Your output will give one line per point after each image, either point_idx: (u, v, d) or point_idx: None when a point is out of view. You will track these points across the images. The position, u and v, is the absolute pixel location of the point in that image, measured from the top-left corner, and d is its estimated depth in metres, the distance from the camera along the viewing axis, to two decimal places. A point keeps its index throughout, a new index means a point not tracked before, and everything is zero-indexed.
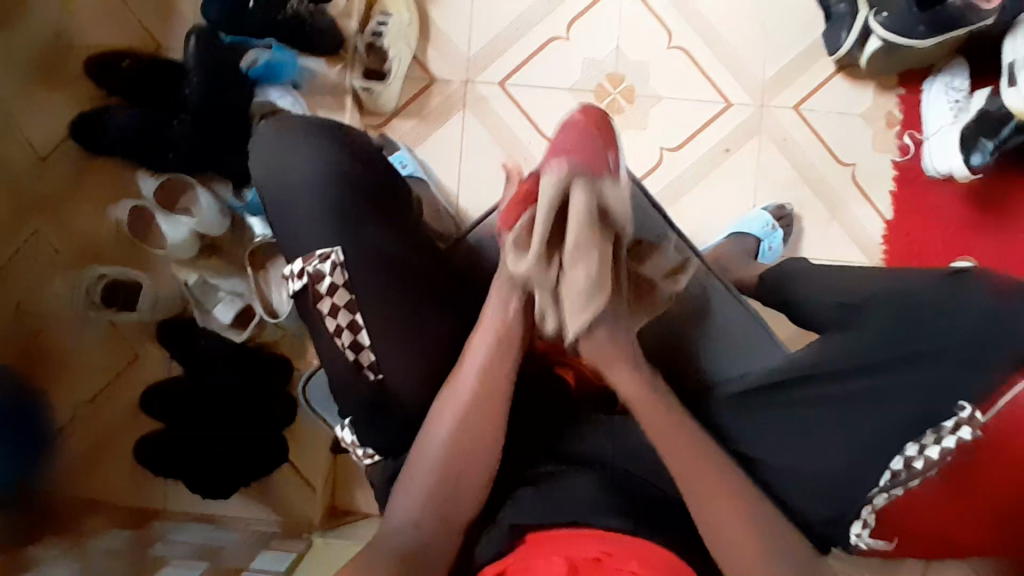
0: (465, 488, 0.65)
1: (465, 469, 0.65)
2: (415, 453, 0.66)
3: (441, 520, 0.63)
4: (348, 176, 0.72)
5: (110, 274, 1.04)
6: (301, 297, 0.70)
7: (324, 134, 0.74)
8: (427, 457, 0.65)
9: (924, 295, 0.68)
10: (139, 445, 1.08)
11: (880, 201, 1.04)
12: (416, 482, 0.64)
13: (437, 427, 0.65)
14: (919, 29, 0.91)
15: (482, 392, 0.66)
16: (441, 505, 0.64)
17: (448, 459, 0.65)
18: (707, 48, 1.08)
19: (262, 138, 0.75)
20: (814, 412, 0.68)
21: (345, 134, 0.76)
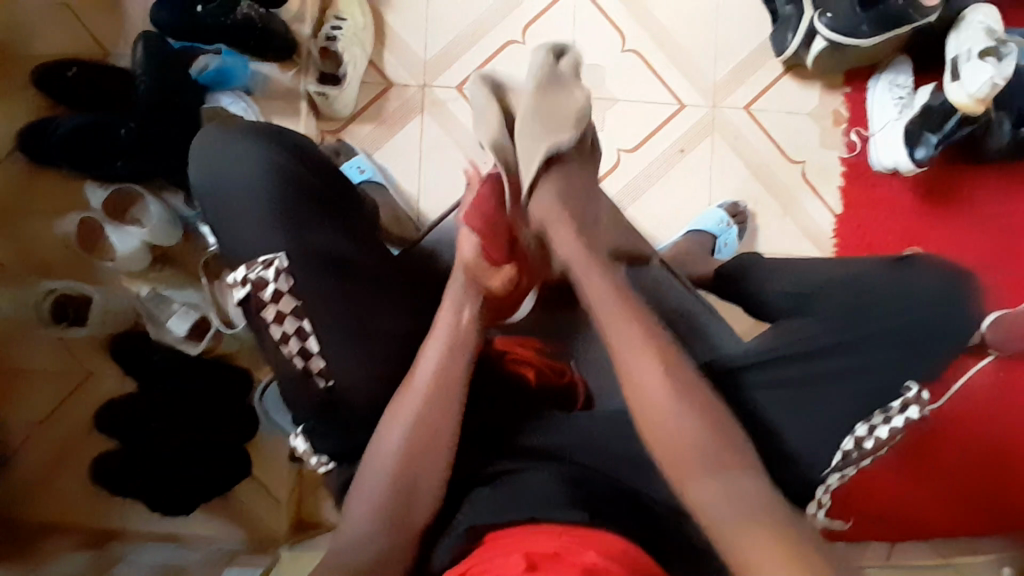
0: (420, 492, 0.65)
1: (419, 473, 0.65)
2: (372, 455, 0.66)
3: (399, 520, 0.63)
4: (291, 173, 0.70)
5: (58, 289, 1.02)
6: (249, 304, 0.67)
7: (263, 134, 0.72)
8: (380, 459, 0.65)
9: (865, 287, 0.72)
10: (94, 465, 1.04)
11: (829, 197, 1.07)
12: (373, 483, 0.65)
13: (394, 427, 0.66)
14: (862, 28, 0.96)
15: (435, 390, 0.67)
16: (396, 504, 0.63)
17: (404, 457, 0.65)
18: (660, 50, 1.10)
19: (202, 139, 0.72)
20: (779, 394, 0.67)
21: (285, 133, 0.74)
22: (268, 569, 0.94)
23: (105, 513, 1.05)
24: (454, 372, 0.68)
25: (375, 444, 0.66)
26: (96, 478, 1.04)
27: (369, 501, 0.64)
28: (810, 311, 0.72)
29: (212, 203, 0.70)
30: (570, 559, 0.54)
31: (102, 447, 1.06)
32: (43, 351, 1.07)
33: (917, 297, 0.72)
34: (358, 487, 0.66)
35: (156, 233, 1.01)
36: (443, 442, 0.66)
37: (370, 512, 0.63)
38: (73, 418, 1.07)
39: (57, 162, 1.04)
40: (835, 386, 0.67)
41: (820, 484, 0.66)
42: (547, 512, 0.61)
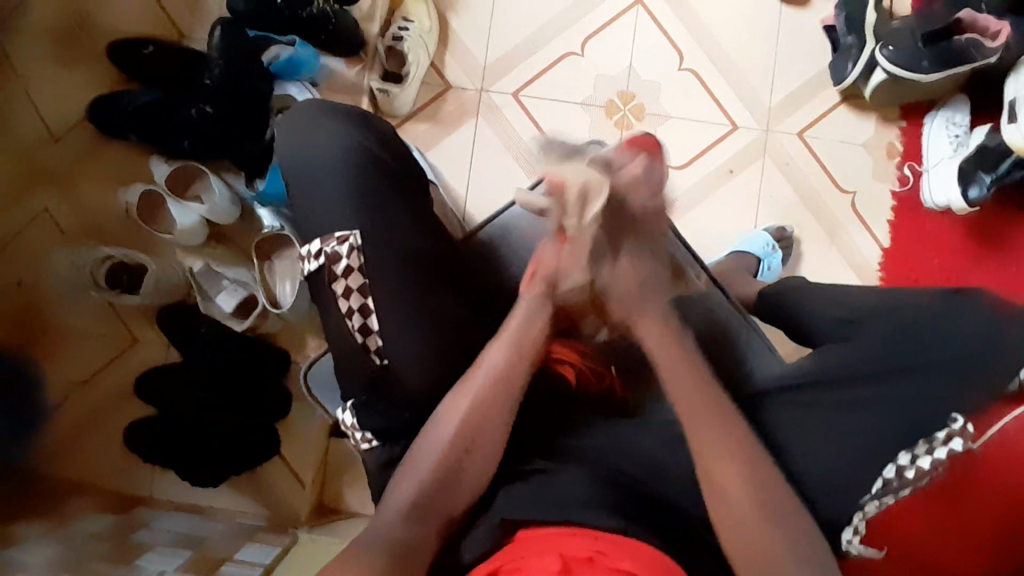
0: (463, 479, 0.68)
1: (464, 474, 0.68)
2: (424, 441, 0.69)
3: (437, 506, 0.66)
4: (370, 156, 0.80)
5: (115, 256, 1.05)
6: (317, 275, 0.77)
7: (353, 119, 0.83)
8: (428, 456, 0.68)
9: (919, 316, 0.70)
10: (128, 429, 1.07)
11: (878, 229, 1.07)
12: (419, 469, 0.68)
13: (447, 425, 0.69)
14: (922, 65, 0.97)
15: (495, 397, 0.69)
16: (439, 492, 0.67)
17: (455, 451, 0.68)
18: (718, 72, 1.12)
19: (291, 120, 0.83)
20: (801, 413, 0.70)
21: (367, 116, 0.85)
22: (287, 549, 0.95)
23: (134, 478, 1.07)
24: (516, 377, 0.70)
25: (427, 432, 0.69)
26: (129, 444, 1.06)
27: (411, 486, 0.67)
28: (858, 338, 0.72)
29: (298, 175, 0.80)
30: (605, 564, 0.56)
31: (139, 413, 1.09)
32: (93, 313, 1.10)
33: (971, 334, 0.68)
34: (404, 470, 0.68)
35: (216, 210, 1.05)
36: (494, 441, 0.69)
37: (412, 494, 0.66)
38: (115, 383, 1.10)
39: (125, 134, 1.09)
40: (869, 413, 0.68)
41: (856, 511, 0.66)
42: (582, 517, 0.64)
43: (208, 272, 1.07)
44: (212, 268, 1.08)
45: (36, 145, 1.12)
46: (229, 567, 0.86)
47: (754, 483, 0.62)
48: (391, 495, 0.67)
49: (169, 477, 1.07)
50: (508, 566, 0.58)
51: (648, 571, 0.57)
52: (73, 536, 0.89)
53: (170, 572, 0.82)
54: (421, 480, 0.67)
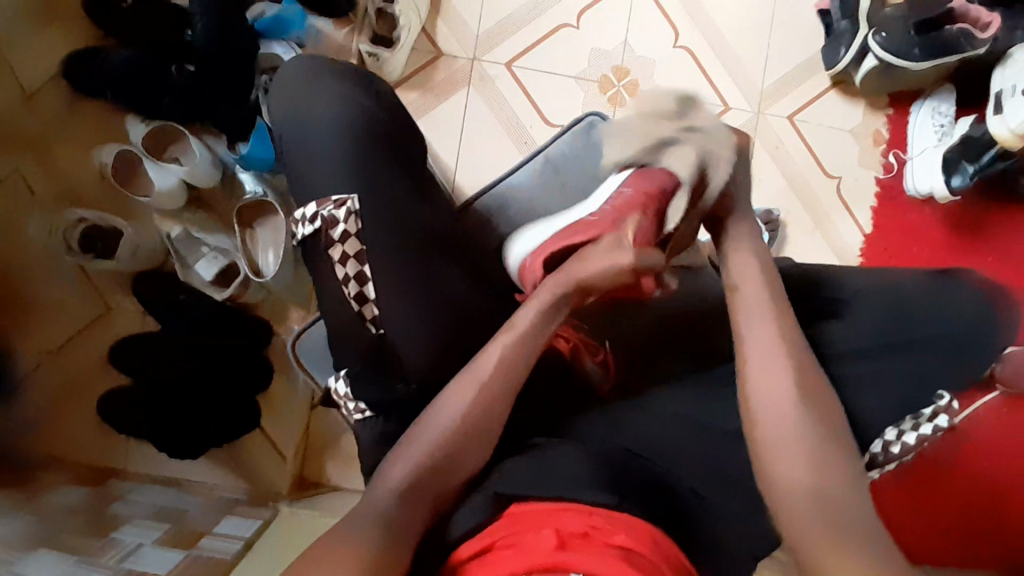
0: (460, 461, 0.67)
1: (458, 458, 0.67)
2: (425, 419, 0.69)
3: (432, 483, 0.65)
4: (371, 121, 0.78)
5: (88, 219, 1.01)
6: (313, 241, 0.75)
7: (350, 78, 0.81)
8: (421, 441, 0.67)
9: (908, 300, 0.72)
10: (101, 400, 1.03)
11: (860, 215, 1.09)
12: (419, 448, 0.67)
13: (444, 409, 0.69)
14: (913, 52, 0.97)
15: (492, 381, 0.70)
16: (429, 477, 0.65)
17: (456, 430, 0.67)
18: (712, 51, 1.12)
19: (280, 85, 0.81)
20: None
21: (367, 76, 0.83)
22: (269, 521, 0.95)
23: (107, 450, 1.04)
24: (524, 359, 0.72)
25: (427, 415, 0.69)
26: (103, 414, 1.03)
27: (408, 463, 0.65)
28: (856, 320, 0.73)
29: (293, 136, 0.78)
30: (600, 540, 0.57)
31: (112, 382, 1.06)
32: (66, 279, 1.06)
33: (960, 318, 0.70)
34: (401, 448, 0.68)
35: (196, 172, 1.01)
36: (492, 423, 0.69)
37: (409, 469, 0.65)
38: (88, 351, 1.06)
39: (101, 92, 1.04)
40: (863, 391, 0.69)
41: None
42: (576, 492, 0.62)
43: (187, 239, 1.04)
44: (192, 234, 1.04)
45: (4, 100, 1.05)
46: (209, 542, 0.85)
47: (804, 438, 0.61)
48: (385, 472, 0.66)
49: (146, 449, 1.04)
50: (504, 543, 0.58)
51: (642, 545, 0.58)
52: (46, 508, 0.86)
53: (149, 546, 0.81)
54: (420, 458, 0.66)
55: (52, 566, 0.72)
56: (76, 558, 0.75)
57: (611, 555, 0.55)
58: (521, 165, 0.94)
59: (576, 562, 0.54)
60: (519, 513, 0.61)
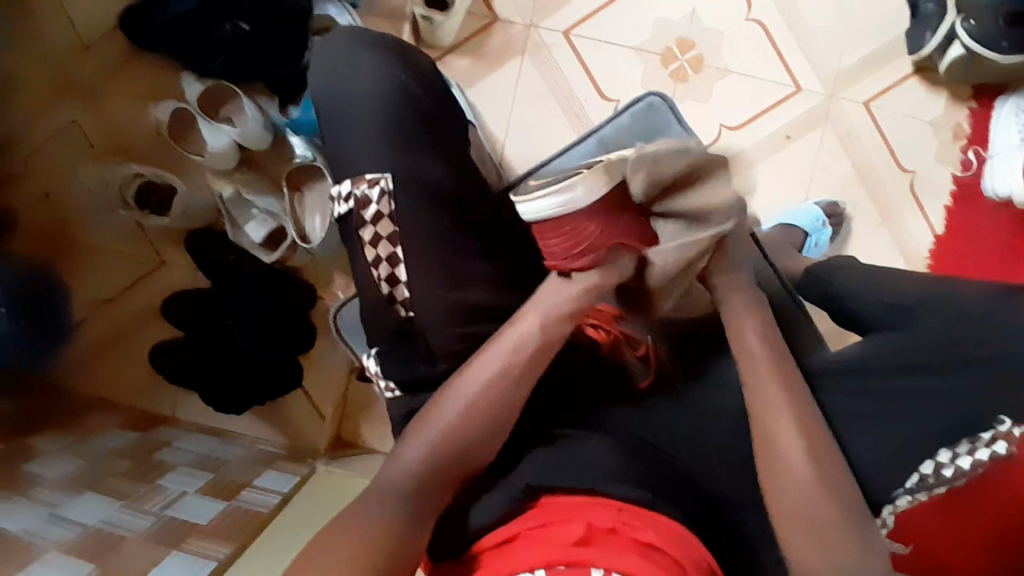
0: (477, 452, 0.65)
1: (472, 445, 0.65)
2: (441, 399, 0.67)
3: (450, 462, 0.64)
4: (414, 100, 0.78)
5: (144, 174, 1.03)
6: (347, 219, 0.75)
7: (396, 56, 0.81)
8: (436, 421, 0.65)
9: (975, 317, 0.65)
10: (153, 349, 1.08)
11: (932, 214, 1.03)
12: (438, 424, 0.65)
13: (461, 390, 0.66)
14: (1001, 44, 0.90)
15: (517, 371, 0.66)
16: (444, 461, 0.63)
17: (473, 404, 0.65)
18: (786, 26, 1.05)
19: (326, 52, 0.82)
20: (853, 404, 0.68)
21: (406, 49, 0.83)
22: (306, 478, 0.97)
23: (156, 398, 1.09)
24: (553, 337, 0.68)
25: (445, 395, 0.67)
26: (154, 364, 1.08)
27: (421, 443, 0.64)
28: (920, 334, 0.67)
29: (335, 111, 0.79)
30: (627, 536, 0.56)
31: (163, 334, 1.10)
32: (119, 229, 1.09)
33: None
34: (421, 420, 0.66)
35: (248, 134, 1.01)
36: (506, 406, 0.66)
37: (429, 444, 0.64)
38: (140, 304, 1.10)
39: (157, 47, 1.05)
40: (908, 410, 0.65)
41: (887, 504, 0.66)
42: (606, 486, 0.61)
43: (237, 199, 1.05)
44: (242, 195, 1.05)
45: (62, 51, 1.08)
46: (248, 494, 0.89)
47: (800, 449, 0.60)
48: (405, 445, 0.65)
49: (192, 399, 1.09)
50: (529, 533, 0.58)
51: (670, 545, 0.56)
52: (96, 452, 0.92)
53: (190, 495, 0.85)
54: (436, 432, 0.64)
55: (97, 511, 0.79)
56: (120, 502, 0.81)
57: (634, 551, 0.54)
58: (576, 144, 0.89)
59: (597, 558, 0.53)
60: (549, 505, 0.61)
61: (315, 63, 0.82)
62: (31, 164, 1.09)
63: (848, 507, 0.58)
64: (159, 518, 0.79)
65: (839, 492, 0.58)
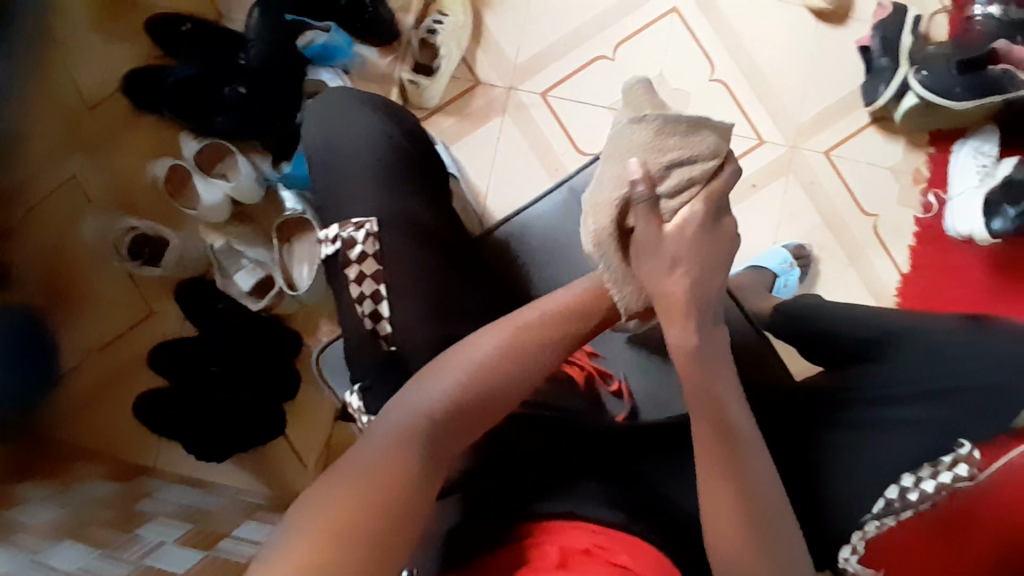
0: (476, 423, 0.58)
1: (484, 406, 0.58)
2: (460, 346, 0.61)
3: (463, 413, 0.57)
4: (398, 149, 0.84)
5: (138, 228, 1.08)
6: (333, 261, 0.79)
7: (383, 110, 0.87)
8: (454, 363, 0.59)
9: (940, 351, 0.73)
10: (141, 399, 1.09)
11: (898, 255, 1.08)
12: (463, 363, 0.59)
13: (487, 341, 0.61)
14: (956, 91, 1.00)
15: (546, 335, 0.62)
16: (448, 419, 0.57)
17: (508, 348, 0.60)
18: (747, 84, 1.12)
19: (333, 96, 0.87)
20: (839, 435, 0.72)
21: (397, 107, 0.89)
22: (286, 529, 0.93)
23: (139, 450, 1.09)
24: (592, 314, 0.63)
25: (463, 345, 0.61)
26: (140, 414, 1.08)
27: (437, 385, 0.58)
28: (898, 364, 0.74)
29: (323, 158, 0.83)
30: (603, 558, 0.54)
31: (149, 384, 1.11)
32: (111, 281, 1.13)
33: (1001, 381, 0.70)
34: (443, 360, 0.60)
35: (241, 188, 1.06)
36: (526, 371, 0.60)
37: (460, 375, 0.58)
38: (130, 354, 1.12)
39: (158, 109, 1.12)
40: (880, 437, 0.71)
41: (856, 529, 0.70)
42: (588, 510, 0.61)
43: (228, 249, 1.09)
44: (234, 246, 1.09)
45: (70, 112, 1.15)
46: (228, 543, 0.85)
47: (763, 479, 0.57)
48: (430, 377, 0.59)
49: (176, 450, 1.09)
50: (508, 554, 0.56)
51: (645, 568, 0.54)
52: (77, 500, 0.91)
53: (169, 544, 0.83)
54: (467, 365, 0.59)
55: (76, 557, 0.77)
56: (99, 551, 0.79)
57: (609, 572, 0.52)
58: (546, 194, 0.94)
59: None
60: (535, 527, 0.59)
61: (319, 107, 0.87)
62: (30, 217, 1.13)
63: (790, 512, 0.58)
64: (136, 565, 0.76)
65: (766, 521, 0.55)
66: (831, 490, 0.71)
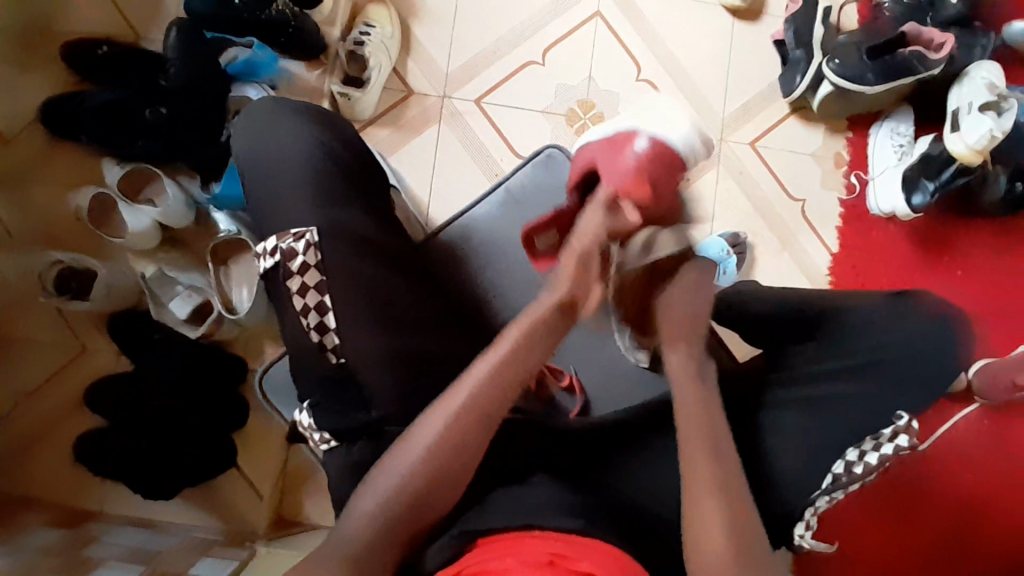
0: (434, 500, 0.61)
1: (439, 485, 0.61)
2: (410, 430, 0.63)
3: (417, 499, 0.60)
4: (335, 158, 0.83)
5: (64, 261, 1.03)
6: (272, 274, 0.76)
7: (318, 120, 0.85)
8: (405, 453, 0.61)
9: (867, 327, 0.76)
10: (80, 441, 1.03)
11: (825, 235, 1.12)
12: (412, 451, 0.61)
13: (434, 419, 0.62)
14: (867, 76, 1.04)
15: (488, 402, 0.63)
16: (403, 509, 0.59)
17: (454, 424, 0.62)
18: (673, 81, 1.15)
19: (262, 109, 0.85)
20: (785, 413, 0.74)
21: (332, 117, 0.87)
22: (246, 562, 0.89)
23: (81, 494, 1.03)
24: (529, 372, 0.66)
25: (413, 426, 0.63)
26: (80, 456, 1.03)
27: (389, 478, 0.60)
28: (835, 343, 0.76)
29: (257, 170, 0.81)
30: (565, 567, 0.52)
31: (89, 423, 1.06)
32: (39, 318, 1.07)
33: (919, 351, 0.74)
34: (394, 449, 0.62)
35: (168, 213, 1.03)
36: (474, 441, 0.62)
37: (409, 466, 0.60)
38: (64, 394, 1.06)
39: (77, 136, 1.07)
40: (823, 415, 0.72)
41: (807, 505, 0.71)
42: (541, 519, 0.61)
43: (160, 277, 1.05)
44: (166, 272, 1.05)
45: None
46: None
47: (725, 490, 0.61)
48: (382, 468, 0.61)
49: (123, 490, 1.03)
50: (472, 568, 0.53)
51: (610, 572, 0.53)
52: (17, 552, 0.83)
53: None
54: (415, 454, 0.61)
55: None
56: None
57: None
58: (484, 196, 0.94)
59: None
60: (494, 542, 0.58)
61: (252, 119, 0.84)
62: None
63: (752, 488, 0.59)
64: None
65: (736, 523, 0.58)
66: (793, 465, 0.72)
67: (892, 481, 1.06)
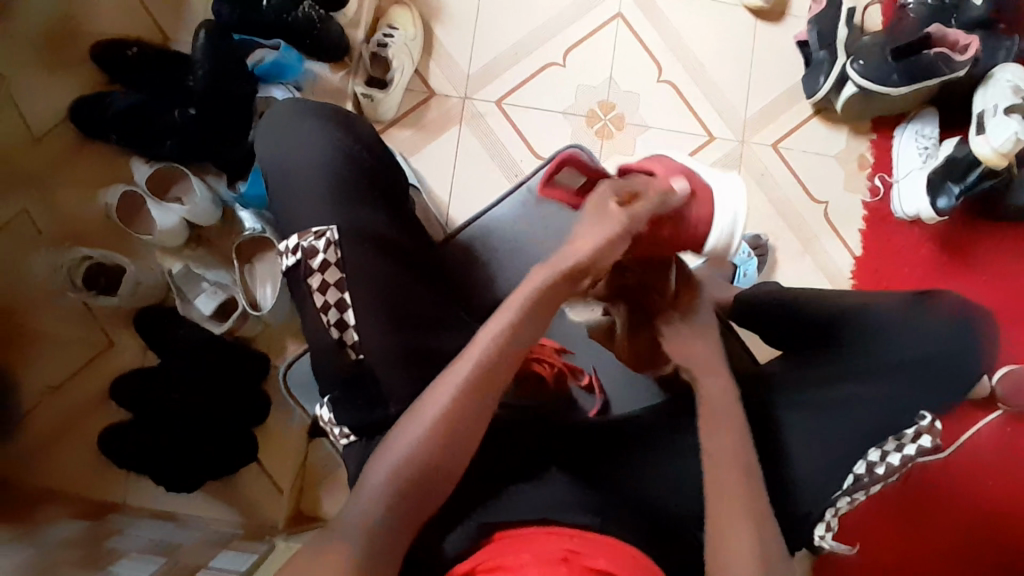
0: (434, 486, 0.59)
1: (439, 468, 0.60)
2: (409, 412, 0.62)
3: (418, 483, 0.59)
4: (355, 160, 0.83)
5: (93, 257, 1.05)
6: (293, 274, 0.78)
7: (334, 120, 0.86)
8: (403, 435, 0.60)
9: (889, 329, 0.75)
10: (104, 434, 1.05)
11: (848, 238, 1.12)
12: (410, 433, 0.60)
13: (433, 398, 0.61)
14: (893, 77, 1.03)
15: (483, 383, 0.61)
16: (404, 495, 0.58)
17: (450, 405, 0.60)
18: (694, 83, 1.16)
19: (280, 113, 0.86)
20: (804, 415, 0.73)
21: (350, 118, 0.88)
22: (264, 555, 0.90)
23: (105, 486, 1.05)
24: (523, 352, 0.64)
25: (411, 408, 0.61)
26: (104, 449, 1.05)
27: (388, 461, 0.59)
28: (856, 348, 0.75)
29: (279, 175, 0.82)
30: (579, 563, 0.53)
31: (114, 417, 1.08)
32: (67, 314, 1.10)
33: (939, 353, 0.73)
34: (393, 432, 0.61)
35: (199, 211, 1.05)
36: (472, 422, 0.61)
37: (406, 448, 0.59)
38: (91, 388, 1.09)
39: (107, 135, 1.10)
40: (837, 415, 0.72)
41: (829, 506, 0.71)
42: (561, 514, 0.61)
43: (186, 273, 1.07)
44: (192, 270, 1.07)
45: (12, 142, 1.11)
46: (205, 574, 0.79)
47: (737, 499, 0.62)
48: (381, 452, 0.60)
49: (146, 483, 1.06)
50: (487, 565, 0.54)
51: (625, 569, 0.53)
52: (43, 542, 0.85)
53: None
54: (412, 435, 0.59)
55: None
56: None
57: None
58: (508, 195, 0.95)
59: None
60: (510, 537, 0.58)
61: (271, 124, 0.85)
62: None
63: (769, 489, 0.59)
64: None
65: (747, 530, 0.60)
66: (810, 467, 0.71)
67: (910, 484, 1.06)
